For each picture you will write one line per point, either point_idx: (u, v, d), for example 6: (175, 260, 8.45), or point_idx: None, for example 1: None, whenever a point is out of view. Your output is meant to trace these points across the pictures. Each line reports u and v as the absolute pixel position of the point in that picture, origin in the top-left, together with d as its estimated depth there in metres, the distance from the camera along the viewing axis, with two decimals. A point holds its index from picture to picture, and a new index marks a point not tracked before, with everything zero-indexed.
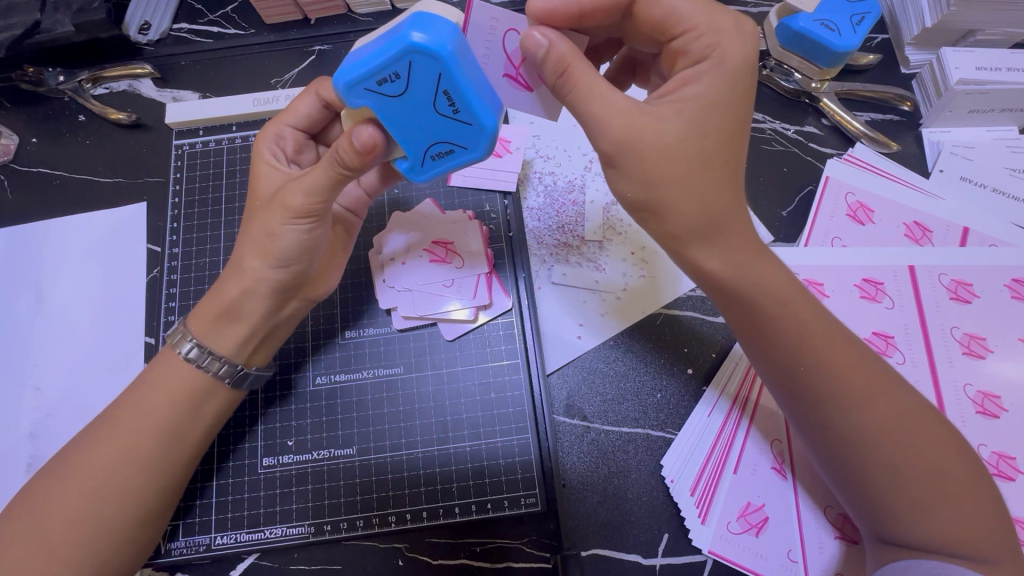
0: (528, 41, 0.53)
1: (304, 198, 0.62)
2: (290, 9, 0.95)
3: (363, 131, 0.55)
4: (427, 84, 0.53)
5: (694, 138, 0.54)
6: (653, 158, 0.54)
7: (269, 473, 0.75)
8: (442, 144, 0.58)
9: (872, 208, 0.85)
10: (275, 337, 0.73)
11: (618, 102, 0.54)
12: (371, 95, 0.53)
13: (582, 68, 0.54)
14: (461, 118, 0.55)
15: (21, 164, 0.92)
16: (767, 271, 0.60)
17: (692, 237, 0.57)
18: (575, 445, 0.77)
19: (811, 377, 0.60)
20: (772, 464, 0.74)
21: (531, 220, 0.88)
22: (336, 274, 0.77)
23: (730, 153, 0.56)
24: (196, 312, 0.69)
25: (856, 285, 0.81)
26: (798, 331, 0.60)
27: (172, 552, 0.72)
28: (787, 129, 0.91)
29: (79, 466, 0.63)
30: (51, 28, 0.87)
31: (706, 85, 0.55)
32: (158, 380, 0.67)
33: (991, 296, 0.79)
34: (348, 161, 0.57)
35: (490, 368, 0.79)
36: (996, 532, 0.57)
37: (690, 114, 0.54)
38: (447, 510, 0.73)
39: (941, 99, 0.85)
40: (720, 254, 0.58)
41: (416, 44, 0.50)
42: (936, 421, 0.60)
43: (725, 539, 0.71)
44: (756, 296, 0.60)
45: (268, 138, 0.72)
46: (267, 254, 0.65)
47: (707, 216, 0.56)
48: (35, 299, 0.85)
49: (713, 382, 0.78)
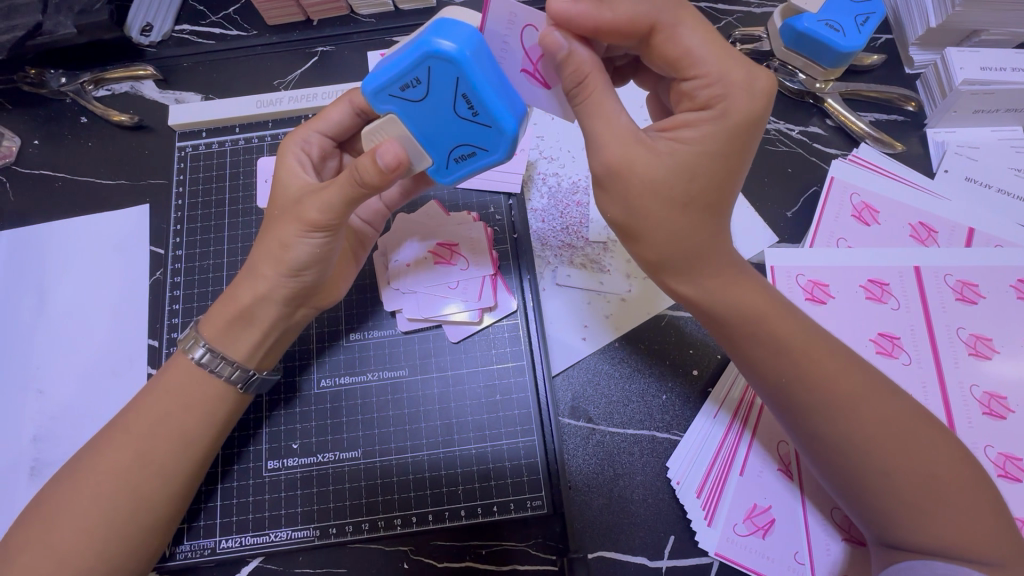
0: (547, 40, 0.53)
1: (321, 213, 0.61)
2: (292, 10, 0.95)
3: (387, 152, 0.55)
4: (447, 88, 0.53)
5: (681, 182, 0.54)
6: (636, 192, 0.55)
7: (274, 476, 0.75)
8: (464, 147, 0.58)
9: (878, 208, 0.85)
10: (285, 341, 0.72)
11: (622, 127, 0.54)
12: (396, 100, 0.55)
13: (599, 82, 0.54)
14: (480, 122, 0.55)
15: (23, 167, 0.92)
16: (744, 289, 0.61)
17: (668, 264, 0.59)
18: (581, 446, 0.76)
19: (794, 388, 0.60)
20: (779, 466, 0.74)
21: (536, 221, 0.87)
22: (347, 280, 0.77)
23: (714, 198, 0.56)
24: (207, 317, 0.69)
25: (862, 286, 0.80)
26: (776, 344, 0.60)
27: (177, 555, 0.72)
28: (791, 130, 0.91)
29: (88, 472, 0.63)
30: (53, 30, 0.87)
31: (706, 133, 0.54)
32: (167, 384, 0.67)
33: (997, 297, 0.79)
34: (369, 180, 0.57)
35: (495, 370, 0.79)
36: (998, 531, 0.56)
37: (683, 158, 0.54)
38: (452, 513, 0.73)
39: (946, 99, 0.85)
40: (695, 282, 0.61)
41: (435, 49, 0.51)
42: (929, 424, 0.60)
43: (731, 541, 0.71)
44: (734, 315, 0.61)
45: (296, 142, 0.71)
46: (282, 265, 0.65)
47: (682, 249, 0.58)
48: (38, 302, 0.85)
49: (714, 393, 0.78)
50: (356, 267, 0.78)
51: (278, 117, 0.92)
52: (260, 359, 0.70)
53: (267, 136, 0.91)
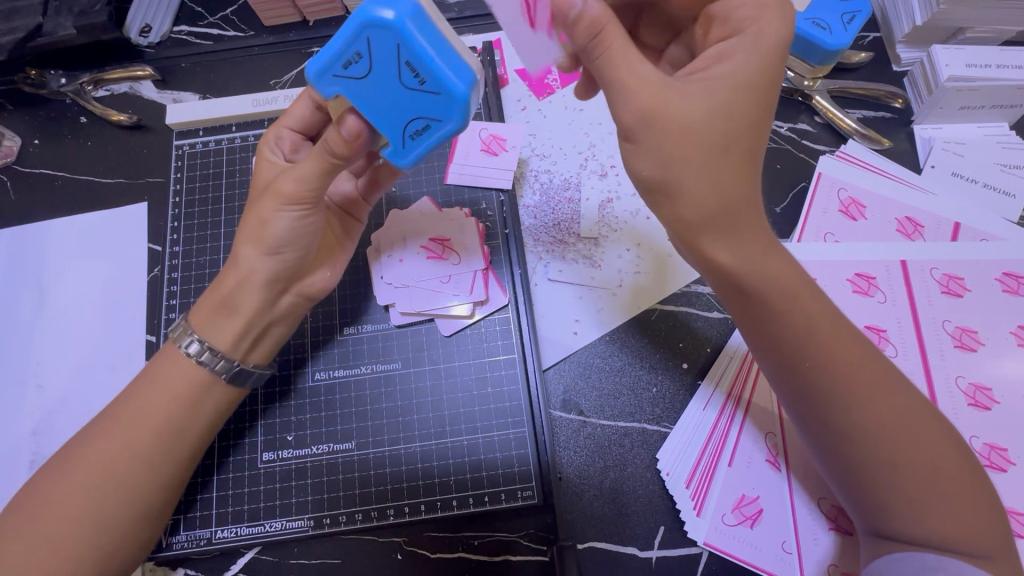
0: (563, 1, 0.55)
1: (296, 184, 0.64)
2: (288, 11, 0.96)
3: (348, 121, 0.58)
4: (388, 57, 0.54)
5: (720, 118, 0.54)
6: (676, 137, 0.54)
7: (269, 468, 0.76)
8: (417, 121, 0.58)
9: (864, 203, 0.86)
10: (273, 333, 0.73)
11: (642, 79, 0.55)
12: (341, 80, 0.56)
13: (618, 34, 0.55)
14: (428, 89, 0.55)
15: (23, 166, 0.93)
16: (778, 263, 0.59)
17: (715, 221, 0.56)
18: (571, 439, 0.77)
19: (815, 371, 0.60)
20: (767, 456, 0.75)
21: (527, 218, 0.89)
22: (335, 270, 0.77)
23: (750, 140, 0.56)
24: (197, 308, 0.70)
25: (849, 280, 0.82)
26: (802, 325, 0.60)
27: (173, 546, 0.73)
28: (780, 126, 0.92)
29: (83, 463, 0.64)
30: (54, 32, 0.88)
31: (734, 69, 0.55)
32: (160, 376, 0.68)
33: (982, 291, 0.80)
34: (337, 150, 0.60)
35: (487, 363, 0.80)
36: (988, 525, 0.57)
37: (716, 96, 0.55)
38: (445, 503, 0.74)
39: (932, 95, 0.86)
40: (733, 245, 0.58)
41: (372, 17, 0.52)
42: (936, 420, 0.60)
43: (720, 531, 0.72)
44: (767, 291, 0.59)
45: (269, 141, 0.74)
46: (262, 241, 0.67)
47: (724, 201, 0.56)
48: (38, 298, 0.87)
49: (707, 378, 0.79)
50: (345, 256, 0.79)
51: (274, 116, 0.93)
52: (246, 349, 0.71)
53: (263, 135, 0.92)
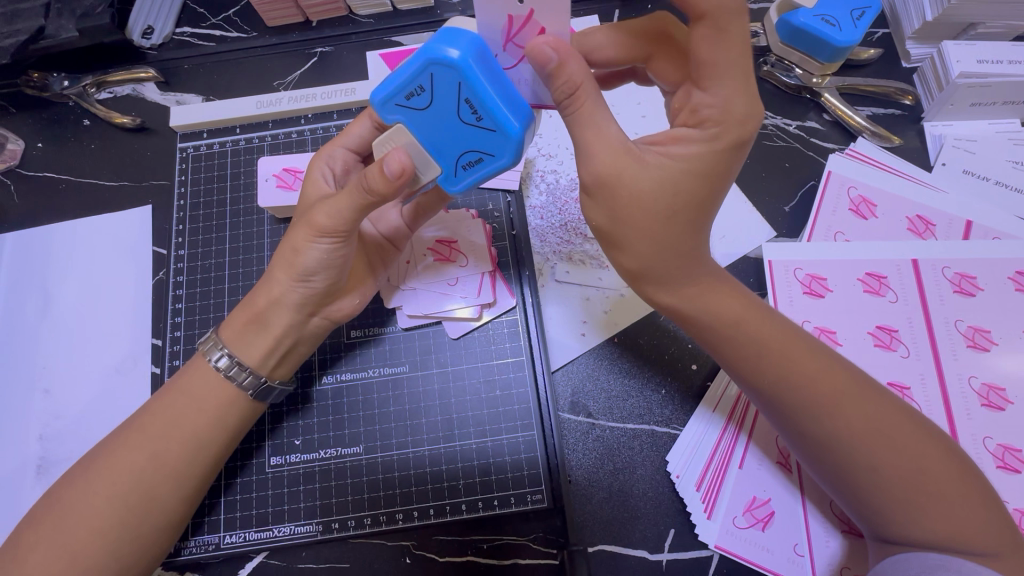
0: (537, 54, 0.51)
1: (329, 219, 0.64)
2: (291, 11, 0.95)
3: (393, 159, 0.57)
4: (448, 93, 0.55)
5: (665, 196, 0.55)
6: (623, 202, 0.55)
7: (277, 472, 0.76)
8: (471, 154, 0.58)
9: (874, 202, 0.85)
10: (298, 354, 0.72)
11: (613, 138, 0.54)
12: (403, 110, 0.57)
13: (591, 94, 0.54)
14: (484, 126, 0.56)
15: (27, 170, 0.93)
16: (720, 295, 0.63)
17: (646, 272, 0.60)
18: (580, 441, 0.77)
19: (778, 390, 0.61)
20: (778, 459, 0.74)
21: (535, 219, 0.88)
22: (364, 297, 0.76)
23: (703, 205, 0.56)
24: (227, 322, 0.71)
25: (860, 279, 0.81)
26: (758, 346, 0.61)
27: (183, 551, 0.73)
28: (788, 125, 0.91)
29: (99, 474, 0.64)
30: (55, 34, 0.88)
31: (695, 151, 0.54)
32: (182, 389, 0.68)
33: (995, 290, 0.79)
34: (376, 187, 0.59)
35: (495, 366, 0.80)
36: (983, 519, 0.56)
37: (670, 173, 0.54)
38: (454, 507, 0.74)
39: (943, 92, 0.85)
40: (673, 290, 0.62)
41: (437, 55, 0.53)
42: (912, 420, 0.60)
43: (731, 533, 0.72)
44: (712, 321, 0.62)
45: (322, 158, 0.73)
46: (293, 269, 0.67)
47: (675, 249, 0.58)
48: (42, 304, 0.86)
49: (705, 400, 0.78)
50: (374, 285, 0.78)
51: (278, 117, 0.92)
52: (272, 366, 0.71)
53: (267, 136, 0.92)
